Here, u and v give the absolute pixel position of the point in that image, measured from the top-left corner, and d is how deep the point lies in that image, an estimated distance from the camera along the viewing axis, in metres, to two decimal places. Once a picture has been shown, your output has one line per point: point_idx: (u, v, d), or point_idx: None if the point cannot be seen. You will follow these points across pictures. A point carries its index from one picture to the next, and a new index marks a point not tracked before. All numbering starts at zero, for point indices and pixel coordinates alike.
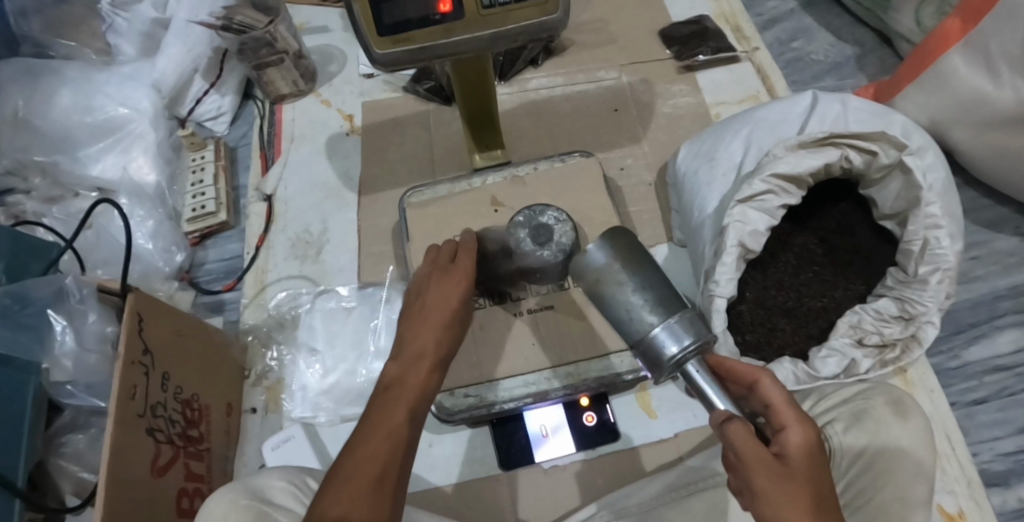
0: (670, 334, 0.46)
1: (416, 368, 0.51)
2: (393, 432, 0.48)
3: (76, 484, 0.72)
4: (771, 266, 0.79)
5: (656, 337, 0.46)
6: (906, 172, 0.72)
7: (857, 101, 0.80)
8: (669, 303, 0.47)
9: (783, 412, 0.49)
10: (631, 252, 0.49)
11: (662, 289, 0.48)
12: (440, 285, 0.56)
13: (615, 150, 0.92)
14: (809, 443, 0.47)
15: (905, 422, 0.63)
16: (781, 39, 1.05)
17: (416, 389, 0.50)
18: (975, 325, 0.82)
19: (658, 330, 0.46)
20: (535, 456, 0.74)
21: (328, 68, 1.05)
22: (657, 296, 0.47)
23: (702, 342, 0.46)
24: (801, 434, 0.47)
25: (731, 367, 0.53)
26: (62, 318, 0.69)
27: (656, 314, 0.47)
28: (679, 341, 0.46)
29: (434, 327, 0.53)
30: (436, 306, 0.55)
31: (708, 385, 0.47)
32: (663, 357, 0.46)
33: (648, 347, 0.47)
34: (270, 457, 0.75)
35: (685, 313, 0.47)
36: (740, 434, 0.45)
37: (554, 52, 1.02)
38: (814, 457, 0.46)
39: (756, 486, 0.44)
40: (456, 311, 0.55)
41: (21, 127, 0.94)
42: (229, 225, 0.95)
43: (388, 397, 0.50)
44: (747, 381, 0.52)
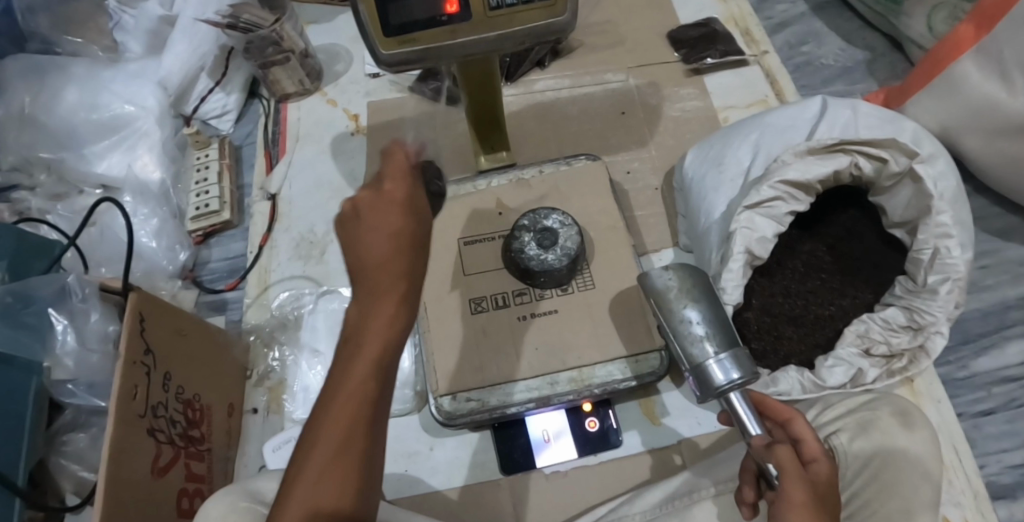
0: (724, 365, 0.50)
1: (376, 311, 0.43)
2: (355, 396, 0.42)
3: (76, 483, 0.72)
4: (778, 272, 0.78)
5: (710, 366, 0.50)
6: (916, 181, 0.71)
7: (868, 107, 0.79)
8: (725, 336, 0.52)
9: (814, 446, 0.53)
10: (692, 284, 0.54)
11: (717, 323, 0.52)
12: (377, 214, 0.46)
13: (622, 153, 0.92)
14: (833, 476, 0.52)
15: (912, 432, 0.61)
16: (790, 43, 1.04)
17: (382, 334, 0.43)
18: (984, 334, 0.81)
19: (712, 361, 0.51)
20: (537, 461, 0.73)
21: (334, 68, 1.05)
22: (715, 329, 0.52)
23: (751, 376, 0.50)
24: (827, 467, 0.52)
25: (769, 400, 0.57)
26: (64, 317, 0.69)
27: (714, 347, 0.51)
28: (730, 373, 0.50)
29: (386, 252, 0.44)
30: (382, 234, 0.45)
31: (746, 415, 0.51)
32: (711, 383, 0.50)
33: (699, 372, 0.51)
34: (270, 459, 0.74)
35: (735, 350, 0.51)
36: (785, 455, 0.49)
37: (561, 53, 1.01)
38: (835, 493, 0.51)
39: (789, 501, 0.48)
40: (402, 231, 0.45)
41: (27, 123, 0.95)
42: (233, 224, 0.95)
43: (347, 355, 0.43)
44: (782, 417, 0.55)
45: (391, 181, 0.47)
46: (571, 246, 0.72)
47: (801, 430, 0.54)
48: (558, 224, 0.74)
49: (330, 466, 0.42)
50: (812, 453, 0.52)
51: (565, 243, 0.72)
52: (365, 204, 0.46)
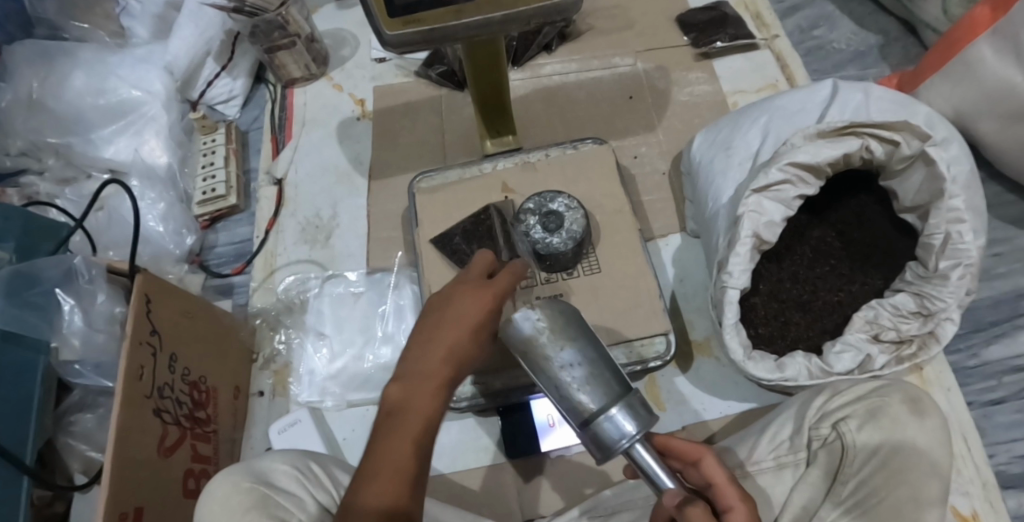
0: (617, 420, 0.43)
1: (429, 373, 0.47)
2: (403, 463, 0.44)
3: (84, 462, 0.73)
4: (787, 258, 0.77)
5: (598, 418, 0.43)
6: (928, 163, 0.69)
7: (880, 90, 0.77)
8: (611, 383, 0.44)
9: (727, 493, 0.50)
10: (564, 324, 0.47)
11: (597, 367, 0.45)
12: (460, 301, 0.51)
13: (628, 138, 0.91)
14: (752, 513, 0.49)
15: (923, 420, 0.58)
16: (802, 26, 1.03)
17: (427, 413, 0.46)
18: (995, 323, 0.80)
19: (601, 413, 0.43)
20: (542, 445, 0.72)
21: (340, 52, 1.04)
22: (594, 373, 0.45)
23: (649, 425, 0.43)
24: (744, 510, 0.49)
25: (676, 444, 0.54)
26: (71, 297, 0.68)
27: (609, 406, 0.43)
28: (623, 427, 0.43)
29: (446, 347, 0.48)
30: (466, 310, 0.50)
31: (657, 469, 0.44)
32: (607, 441, 0.43)
33: (591, 430, 0.43)
34: (275, 440, 0.74)
35: (631, 400, 0.44)
36: (697, 516, 0.44)
37: (568, 37, 1.00)
38: None
39: None
40: (476, 327, 0.50)
41: (35, 107, 0.94)
42: (240, 208, 0.95)
43: (394, 422, 0.46)
44: (690, 457, 0.54)
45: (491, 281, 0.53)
46: (576, 229, 0.71)
47: (711, 473, 0.52)
48: (564, 208, 0.73)
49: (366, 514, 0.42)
50: (727, 499, 0.50)
51: (570, 226, 0.71)
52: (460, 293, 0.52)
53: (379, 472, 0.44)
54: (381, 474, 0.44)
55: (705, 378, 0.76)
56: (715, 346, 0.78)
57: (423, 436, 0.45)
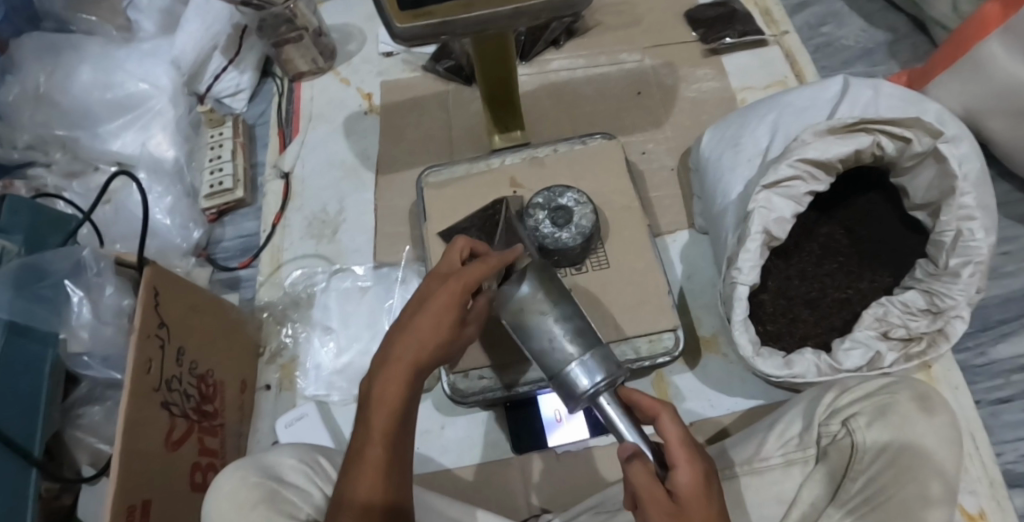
0: (588, 369, 0.52)
1: (395, 370, 0.51)
2: (375, 447, 0.49)
3: (92, 455, 0.73)
4: (795, 254, 0.77)
5: (573, 368, 0.52)
6: (940, 160, 0.69)
7: (890, 87, 0.77)
8: (585, 337, 0.53)
9: (673, 450, 0.47)
10: (552, 288, 0.56)
11: (577, 325, 0.54)
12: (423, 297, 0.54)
13: (636, 134, 0.91)
14: (697, 477, 0.46)
15: (932, 418, 0.57)
16: (811, 23, 1.02)
17: (391, 401, 0.51)
18: (1004, 322, 0.80)
19: (576, 364, 0.52)
20: (549, 441, 0.73)
21: (347, 47, 1.04)
22: (574, 329, 0.53)
23: (616, 377, 0.52)
24: (689, 470, 0.46)
25: (638, 399, 0.52)
26: (80, 289, 0.68)
27: (581, 356, 0.52)
28: (593, 376, 0.51)
29: (407, 341, 0.52)
30: (431, 307, 0.53)
31: (619, 420, 0.50)
32: (579, 387, 0.51)
33: (565, 377, 0.52)
34: (282, 434, 0.75)
35: (601, 353, 0.52)
36: (637, 472, 0.46)
37: (576, 32, 1.00)
38: (699, 499, 0.46)
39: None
40: (436, 321, 0.53)
41: (42, 101, 0.95)
42: (246, 202, 0.95)
43: (367, 410, 0.51)
44: (650, 412, 0.51)
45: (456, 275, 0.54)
46: (585, 224, 0.71)
47: (665, 430, 0.49)
48: (573, 203, 0.72)
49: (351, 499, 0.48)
50: (675, 458, 0.47)
51: (579, 221, 0.71)
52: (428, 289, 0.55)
53: (358, 461, 0.49)
54: (362, 466, 0.49)
55: (713, 374, 0.76)
56: (722, 343, 0.77)
57: (394, 428, 0.50)
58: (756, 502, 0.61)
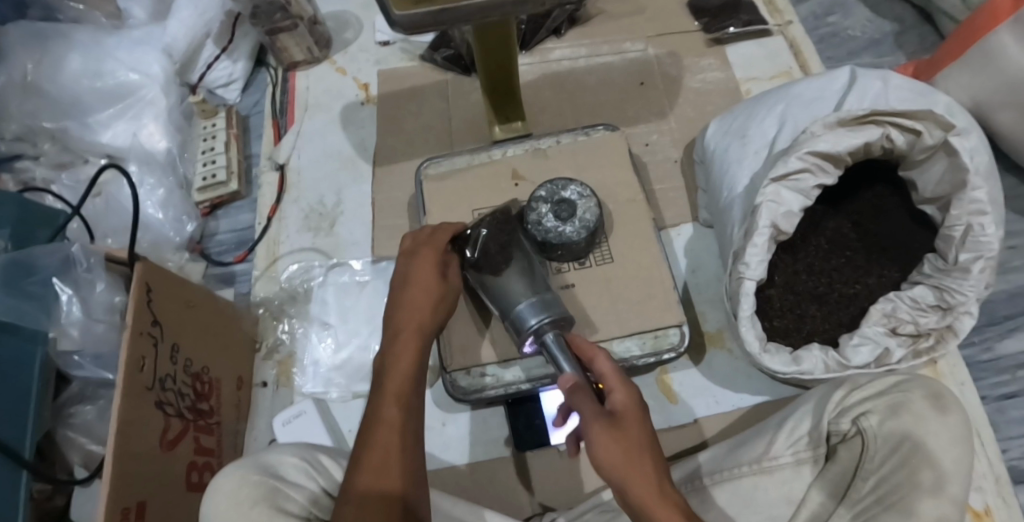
0: (531, 310, 0.59)
1: (404, 344, 0.55)
2: (395, 423, 0.50)
3: (85, 456, 0.72)
4: (801, 248, 0.76)
5: (519, 310, 0.59)
6: (951, 154, 0.68)
7: (899, 79, 0.75)
8: (533, 288, 0.61)
9: (608, 378, 0.50)
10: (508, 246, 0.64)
11: (527, 277, 0.62)
12: (414, 270, 0.59)
13: (640, 125, 0.89)
14: (635, 399, 0.49)
15: (944, 417, 0.56)
16: (816, 12, 1.00)
17: (404, 372, 0.53)
18: (1010, 317, 0.79)
19: (521, 307, 0.59)
20: (553, 438, 0.72)
21: (343, 35, 1.02)
22: (524, 280, 0.61)
23: (557, 319, 0.58)
24: (624, 392, 0.49)
25: (581, 345, 0.55)
26: (69, 287, 0.66)
27: (538, 315, 0.58)
28: (536, 317, 0.58)
29: (413, 311, 0.57)
30: (417, 277, 0.58)
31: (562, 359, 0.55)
32: (523, 326, 0.58)
33: (513, 319, 0.60)
34: (280, 432, 0.73)
35: (560, 322, 0.59)
36: (578, 399, 0.49)
37: (578, 21, 0.98)
38: (631, 415, 0.48)
39: (592, 443, 0.48)
40: (432, 292, 0.58)
41: (31, 90, 0.92)
42: (241, 195, 0.93)
43: (379, 389, 0.52)
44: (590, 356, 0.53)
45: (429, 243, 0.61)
46: (590, 218, 0.70)
47: (601, 366, 0.51)
48: (577, 196, 0.71)
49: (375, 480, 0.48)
50: (610, 383, 0.50)
51: (583, 215, 0.70)
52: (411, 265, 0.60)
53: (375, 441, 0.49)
54: (377, 440, 0.49)
55: (718, 369, 0.75)
56: (727, 338, 0.76)
57: (409, 397, 0.52)
58: (765, 500, 0.61)
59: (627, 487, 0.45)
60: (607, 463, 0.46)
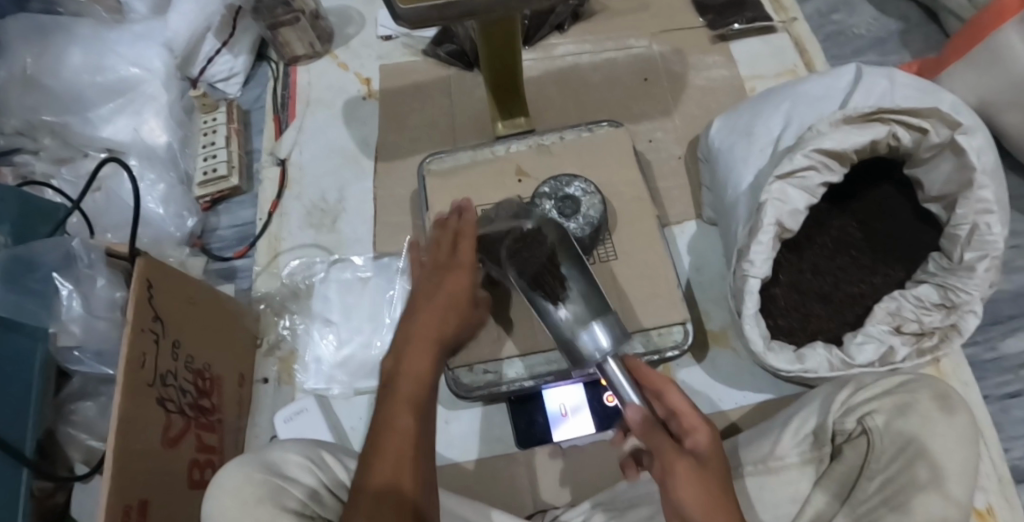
0: (595, 334, 0.54)
1: (419, 350, 0.55)
2: (406, 429, 0.50)
3: (86, 452, 0.71)
4: (806, 246, 0.76)
5: (581, 332, 0.54)
6: (958, 153, 0.67)
7: (905, 77, 0.75)
8: (595, 304, 0.56)
9: (687, 418, 0.48)
10: (567, 256, 0.60)
11: (587, 290, 0.57)
12: (438, 278, 0.59)
13: (644, 121, 0.89)
14: (715, 443, 0.47)
15: (953, 418, 0.55)
16: (820, 10, 1.00)
17: (418, 377, 0.53)
18: (1013, 317, 0.79)
19: (583, 328, 0.55)
20: (553, 436, 0.71)
21: (345, 30, 1.01)
22: (583, 293, 0.57)
23: (619, 342, 0.54)
24: (707, 434, 0.47)
25: (643, 371, 0.52)
26: (69, 282, 0.66)
27: (580, 312, 0.55)
28: (600, 342, 0.54)
29: (432, 319, 0.57)
30: (447, 286, 0.58)
31: (624, 385, 0.51)
32: (584, 351, 0.54)
33: (571, 342, 0.55)
34: (282, 429, 0.73)
35: (608, 316, 0.55)
36: (656, 439, 0.47)
37: (582, 17, 0.97)
38: (716, 462, 0.46)
39: (673, 487, 0.45)
40: (452, 301, 0.58)
41: (30, 85, 0.91)
42: (242, 190, 0.92)
43: (391, 392, 0.53)
44: (654, 385, 0.51)
45: (454, 251, 0.60)
46: (594, 215, 0.69)
47: (674, 402, 0.49)
48: (580, 193, 0.71)
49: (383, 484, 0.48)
50: (690, 424, 0.48)
51: (588, 212, 0.69)
52: (433, 272, 0.60)
53: (384, 444, 0.50)
54: (387, 444, 0.50)
55: (722, 368, 0.75)
56: (732, 337, 0.76)
57: (420, 405, 0.52)
58: (770, 500, 0.61)
59: None
60: (688, 510, 0.44)
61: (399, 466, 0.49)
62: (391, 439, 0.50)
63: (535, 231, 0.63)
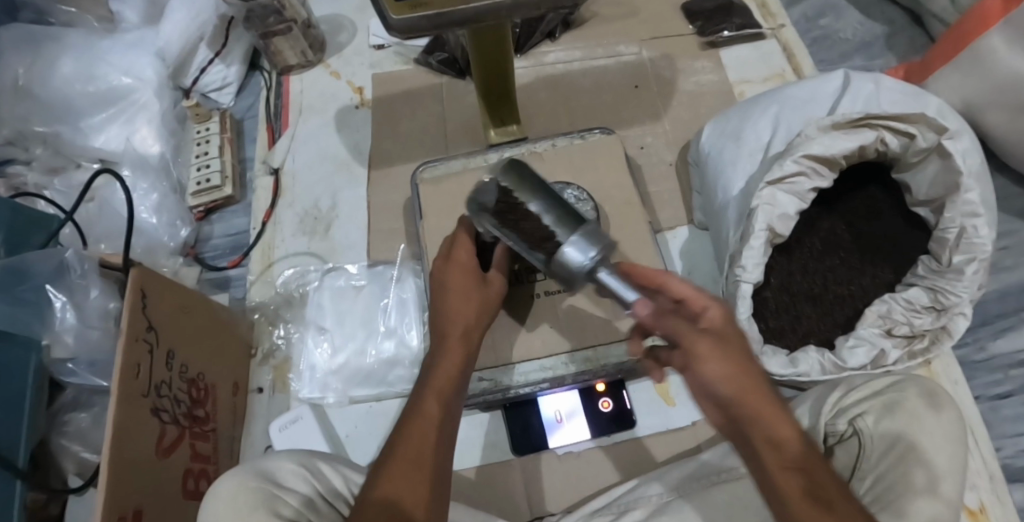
0: (577, 246, 0.48)
1: (449, 348, 0.55)
2: (431, 428, 0.50)
3: (79, 464, 0.71)
4: (796, 250, 0.76)
5: (563, 249, 0.48)
6: (943, 157, 0.68)
7: (891, 82, 0.76)
8: (567, 222, 0.50)
9: (697, 301, 0.46)
10: (524, 181, 0.54)
11: (555, 210, 0.51)
12: (455, 275, 0.59)
13: (635, 127, 0.89)
14: (728, 318, 0.45)
15: (939, 413, 0.56)
16: (808, 15, 1.01)
17: (447, 376, 0.53)
18: (1002, 317, 0.80)
19: (564, 246, 0.48)
20: (551, 442, 0.72)
21: (337, 38, 1.02)
22: (554, 214, 0.51)
23: (604, 247, 0.48)
24: (718, 309, 0.46)
25: (638, 270, 0.49)
26: (63, 293, 0.66)
27: (558, 236, 0.49)
28: (585, 252, 0.48)
29: (458, 315, 0.56)
30: (457, 283, 0.58)
31: (620, 286, 0.47)
32: (571, 267, 0.48)
33: (557, 263, 0.49)
34: (277, 439, 0.72)
35: (586, 226, 0.49)
36: (670, 324, 0.45)
37: (572, 25, 0.98)
38: (735, 336, 0.44)
39: (701, 362, 0.43)
40: (474, 298, 0.58)
41: (22, 95, 0.92)
42: (235, 199, 0.92)
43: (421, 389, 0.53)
44: (652, 282, 0.48)
45: (462, 247, 0.60)
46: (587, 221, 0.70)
47: (678, 291, 0.47)
48: (574, 199, 0.72)
49: (405, 480, 0.48)
50: (698, 306, 0.46)
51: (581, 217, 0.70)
52: (449, 267, 0.59)
53: (407, 443, 0.49)
54: (410, 442, 0.50)
55: None
56: None
57: (446, 404, 0.52)
58: None
59: (747, 406, 0.42)
60: (725, 383, 0.42)
61: (419, 464, 0.49)
62: (415, 437, 0.50)
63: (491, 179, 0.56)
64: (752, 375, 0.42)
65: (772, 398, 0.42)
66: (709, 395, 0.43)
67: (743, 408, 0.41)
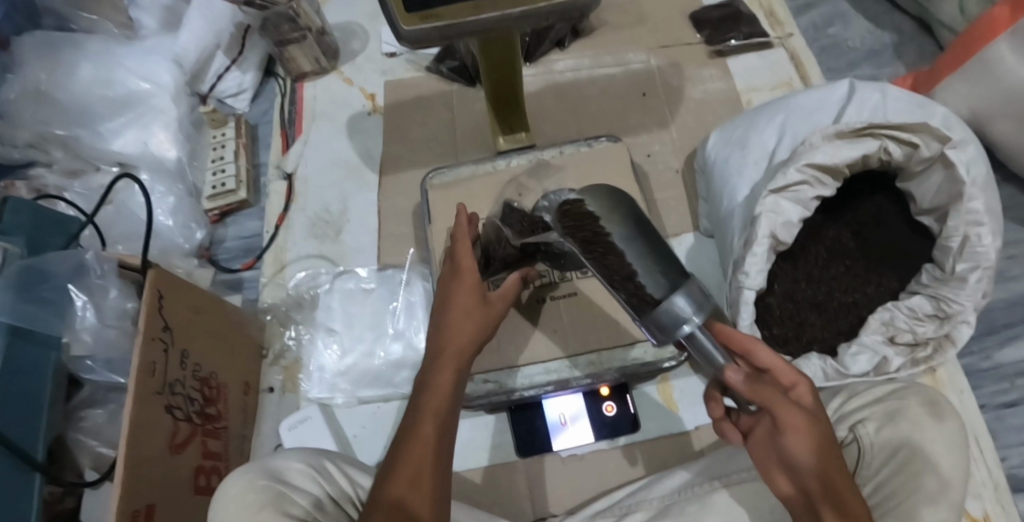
0: (680, 305, 0.47)
1: (445, 363, 0.56)
2: (427, 441, 0.51)
3: (94, 459, 0.73)
4: (802, 257, 0.77)
5: (664, 307, 0.47)
6: (948, 166, 0.69)
7: (898, 91, 0.76)
8: (667, 269, 0.48)
9: (785, 374, 0.50)
10: (616, 211, 0.50)
11: (651, 254, 0.48)
12: (458, 292, 0.60)
13: (642, 135, 0.90)
14: (810, 393, 0.50)
15: (942, 424, 0.56)
16: (816, 24, 1.02)
17: (443, 390, 0.54)
18: (1009, 325, 0.80)
19: (666, 303, 0.47)
20: (553, 444, 0.73)
21: (350, 46, 1.03)
22: (648, 260, 0.48)
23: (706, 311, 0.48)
24: (804, 387, 0.50)
25: (730, 333, 0.50)
26: (83, 294, 0.69)
27: (654, 289, 0.47)
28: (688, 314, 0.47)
29: (456, 331, 0.58)
30: (460, 299, 0.60)
31: (712, 349, 0.48)
32: (670, 327, 0.47)
33: (658, 318, 0.47)
34: (286, 438, 0.74)
35: (687, 283, 0.48)
36: (767, 393, 0.48)
37: (582, 33, 0.99)
38: (819, 414, 0.49)
39: (789, 431, 0.47)
40: (473, 313, 0.59)
41: (43, 99, 0.94)
42: (250, 203, 0.94)
43: (419, 403, 0.54)
44: (741, 346, 0.50)
45: (467, 267, 0.62)
46: None
47: (767, 361, 0.50)
48: None
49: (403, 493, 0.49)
50: (788, 379, 0.50)
51: None
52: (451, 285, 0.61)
53: (405, 456, 0.51)
54: (407, 454, 0.51)
55: None
56: None
57: (443, 417, 0.53)
58: None
59: (825, 474, 0.47)
60: (808, 456, 0.47)
61: (416, 477, 0.50)
62: (413, 450, 0.51)
63: (577, 202, 0.52)
64: (830, 448, 0.48)
65: (840, 466, 0.48)
66: (789, 461, 0.48)
67: (818, 476, 0.47)
